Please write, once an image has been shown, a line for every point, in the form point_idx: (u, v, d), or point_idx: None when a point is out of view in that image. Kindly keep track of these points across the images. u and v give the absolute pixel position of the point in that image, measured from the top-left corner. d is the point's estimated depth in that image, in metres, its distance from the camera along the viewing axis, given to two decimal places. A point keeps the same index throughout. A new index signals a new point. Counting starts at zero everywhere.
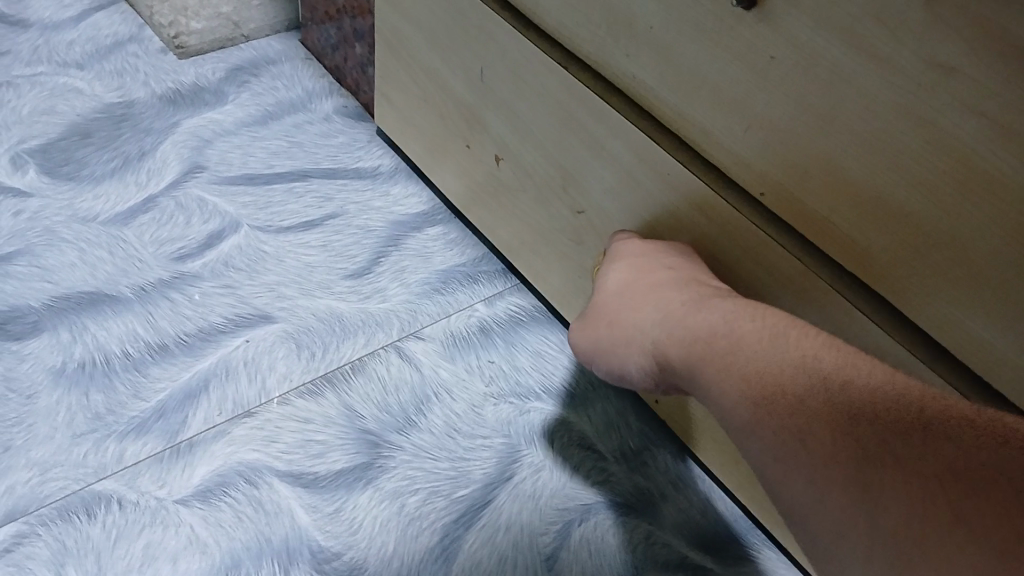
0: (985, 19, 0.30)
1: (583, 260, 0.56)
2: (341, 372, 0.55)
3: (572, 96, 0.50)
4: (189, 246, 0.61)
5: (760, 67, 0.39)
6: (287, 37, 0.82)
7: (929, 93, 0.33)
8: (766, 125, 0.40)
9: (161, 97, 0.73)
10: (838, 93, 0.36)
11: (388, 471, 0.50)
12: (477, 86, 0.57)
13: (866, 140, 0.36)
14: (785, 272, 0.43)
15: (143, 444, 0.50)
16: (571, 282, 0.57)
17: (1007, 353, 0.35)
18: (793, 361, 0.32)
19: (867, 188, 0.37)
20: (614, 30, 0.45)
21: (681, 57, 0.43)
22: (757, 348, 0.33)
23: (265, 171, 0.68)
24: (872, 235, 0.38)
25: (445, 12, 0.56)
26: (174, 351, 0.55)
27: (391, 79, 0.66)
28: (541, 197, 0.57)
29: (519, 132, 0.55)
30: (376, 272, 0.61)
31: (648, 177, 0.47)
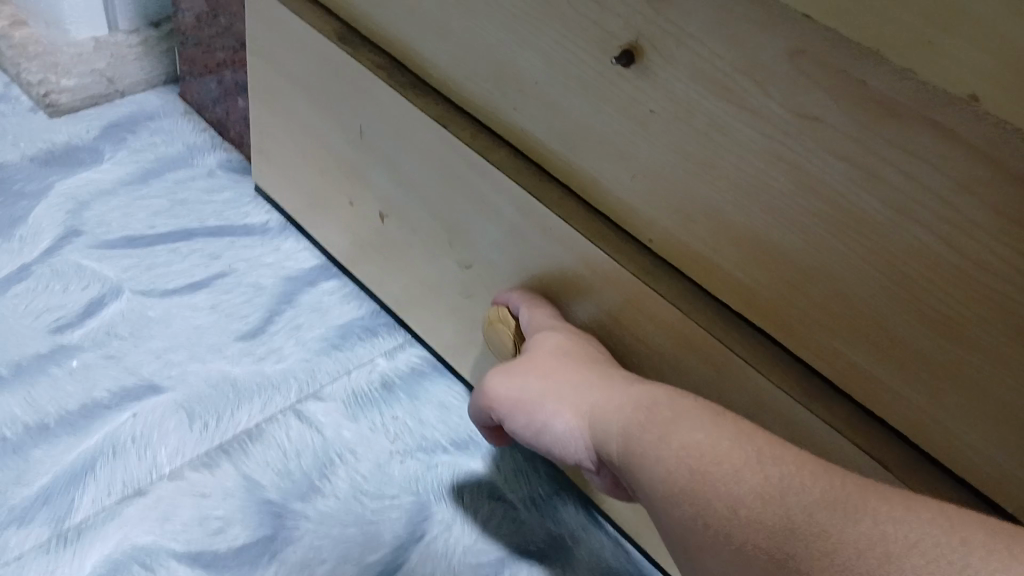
0: (844, 73, 0.31)
1: (473, 313, 0.56)
2: (237, 440, 0.53)
3: (451, 153, 0.50)
4: (67, 316, 0.58)
5: (642, 120, 0.40)
6: (165, 90, 0.80)
7: (797, 143, 0.34)
8: (651, 174, 0.41)
9: (31, 159, 0.70)
10: (716, 145, 0.37)
11: (293, 541, 0.49)
12: (356, 143, 0.57)
13: (744, 188, 0.37)
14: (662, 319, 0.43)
15: (27, 534, 0.47)
16: (461, 333, 0.57)
17: (886, 382, 0.37)
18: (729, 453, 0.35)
19: (747, 232, 0.38)
20: (502, 86, 0.46)
21: (566, 111, 0.43)
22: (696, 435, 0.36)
23: (148, 232, 0.65)
24: (755, 276, 0.39)
25: (321, 70, 0.56)
26: (56, 430, 0.52)
27: (269, 136, 0.65)
28: (427, 252, 0.57)
29: (401, 188, 0.55)
30: (271, 331, 0.60)
31: (531, 233, 0.48)
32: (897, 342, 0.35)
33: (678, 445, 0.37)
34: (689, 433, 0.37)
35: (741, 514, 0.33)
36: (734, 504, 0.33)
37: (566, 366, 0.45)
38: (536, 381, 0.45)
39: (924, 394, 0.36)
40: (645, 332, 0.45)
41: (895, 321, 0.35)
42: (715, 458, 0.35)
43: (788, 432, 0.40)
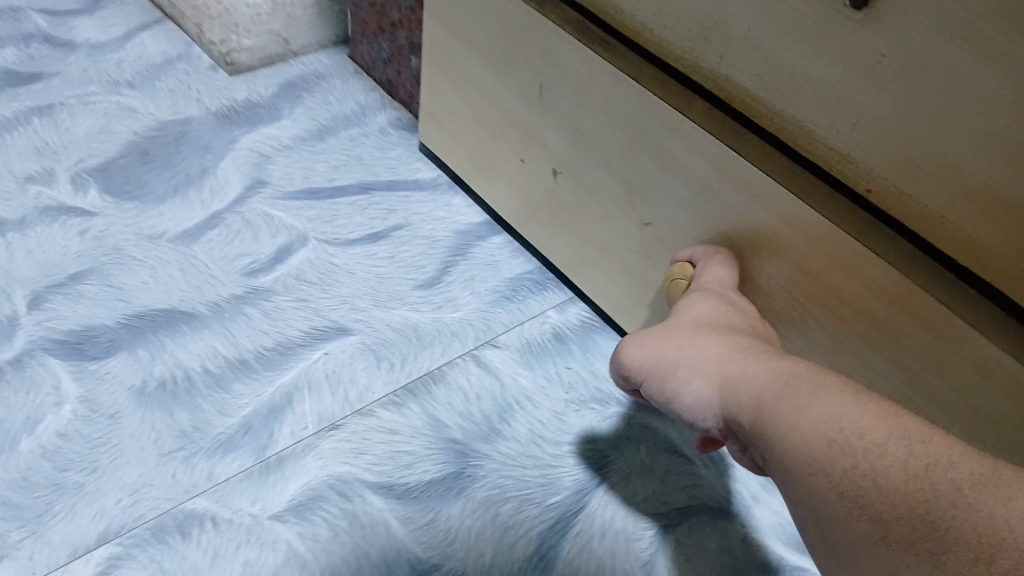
0: None
1: (649, 274, 0.55)
2: (422, 382, 0.55)
3: (640, 107, 0.49)
4: (260, 261, 0.61)
5: (868, 66, 0.39)
6: (335, 52, 0.83)
7: None
8: (873, 124, 0.40)
9: (216, 114, 0.74)
10: (955, 92, 0.36)
11: (478, 479, 0.50)
12: (534, 101, 0.57)
13: (986, 137, 0.36)
14: (869, 278, 0.42)
15: (233, 460, 0.50)
16: (632, 294, 0.57)
17: None
18: (869, 418, 0.32)
19: (984, 184, 0.37)
20: (705, 35, 0.45)
21: (777, 59, 0.42)
22: (834, 396, 0.33)
23: (327, 185, 0.68)
24: (989, 232, 0.38)
25: (501, 25, 0.56)
26: (254, 366, 0.55)
27: (441, 96, 0.66)
28: (603, 213, 0.56)
29: (579, 146, 0.55)
30: (446, 282, 0.61)
31: (723, 188, 0.47)
32: None
33: (809, 404, 0.34)
34: (831, 405, 0.33)
35: (879, 484, 0.30)
36: (868, 469, 0.30)
37: (703, 335, 0.43)
38: (663, 344, 0.44)
39: None
40: (848, 287, 0.43)
41: None
42: (856, 429, 0.32)
43: (1003, 397, 0.39)
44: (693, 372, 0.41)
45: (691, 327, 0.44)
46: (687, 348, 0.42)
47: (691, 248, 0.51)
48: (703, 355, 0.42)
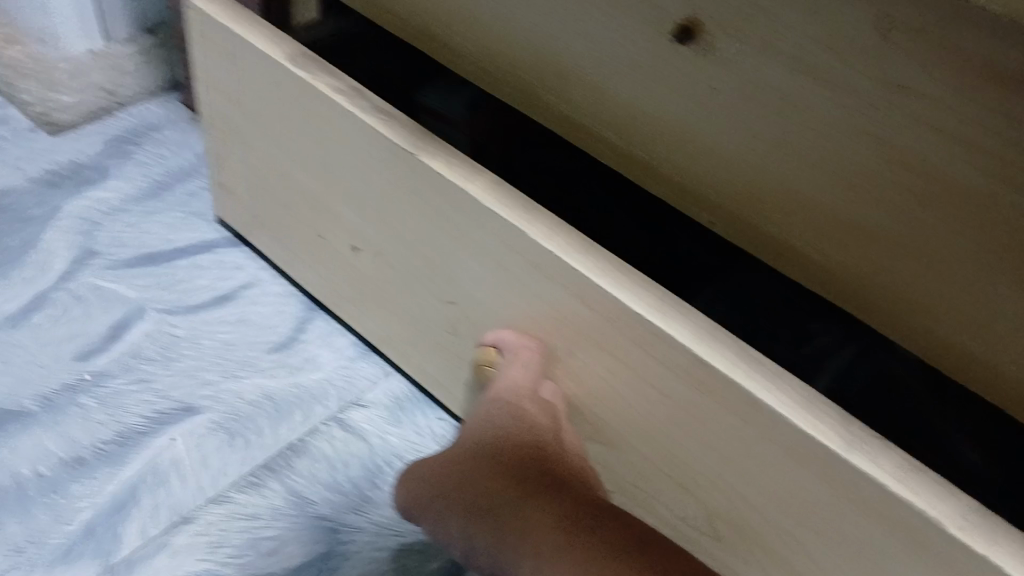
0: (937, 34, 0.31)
1: (461, 352, 0.49)
2: (281, 457, 0.51)
3: (410, 173, 0.42)
4: (92, 343, 0.56)
5: (704, 102, 0.41)
6: (167, 99, 0.78)
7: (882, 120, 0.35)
8: (712, 157, 0.42)
9: (37, 179, 0.67)
10: (790, 121, 0.38)
11: (350, 557, 0.47)
12: (312, 171, 0.49)
13: (816, 166, 0.38)
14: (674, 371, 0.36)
15: (74, 574, 0.45)
16: (454, 373, 0.51)
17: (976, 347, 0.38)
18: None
19: (823, 208, 0.39)
20: (546, 75, 0.47)
21: (620, 97, 0.44)
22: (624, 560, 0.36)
23: (165, 248, 0.63)
24: (830, 252, 0.40)
25: (260, 79, 0.47)
26: (93, 463, 0.50)
27: (223, 160, 0.57)
28: (408, 287, 0.49)
29: (367, 217, 0.48)
30: (303, 341, 0.58)
31: (518, 267, 0.40)
32: (987, 305, 0.37)
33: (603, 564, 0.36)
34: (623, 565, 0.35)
35: None
36: None
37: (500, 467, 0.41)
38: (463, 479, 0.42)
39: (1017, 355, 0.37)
40: (666, 376, 0.37)
41: (989, 286, 0.36)
42: None
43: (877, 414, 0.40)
44: (537, 554, 0.37)
45: (484, 479, 0.41)
46: (515, 527, 0.38)
47: (495, 329, 0.45)
48: (503, 500, 0.40)
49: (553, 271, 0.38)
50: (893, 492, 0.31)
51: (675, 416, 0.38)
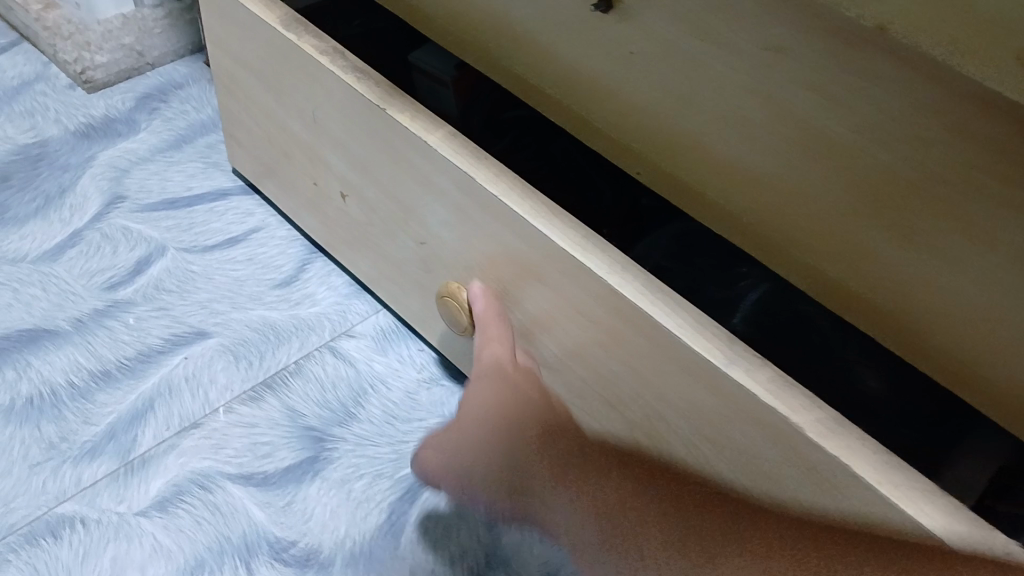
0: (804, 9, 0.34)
1: (433, 289, 0.56)
2: (279, 376, 0.58)
3: (392, 131, 0.50)
4: (119, 275, 0.64)
5: (626, 61, 0.43)
6: (191, 60, 0.85)
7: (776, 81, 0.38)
8: (637, 111, 0.45)
9: (74, 132, 0.75)
10: (694, 81, 0.41)
11: (333, 461, 0.54)
12: (311, 124, 0.57)
13: (724, 116, 0.41)
14: (592, 298, 0.43)
15: (98, 466, 0.53)
16: (426, 308, 0.58)
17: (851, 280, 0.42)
18: None
19: (727, 158, 0.43)
20: (496, 35, 0.50)
21: (558, 57, 0.47)
22: None
23: (184, 194, 0.71)
24: (732, 198, 0.44)
25: (273, 50, 0.55)
26: (117, 375, 0.57)
27: (235, 119, 0.66)
28: (386, 229, 0.56)
29: (354, 167, 0.55)
30: (303, 279, 0.65)
31: (474, 209, 0.48)
32: (854, 247, 0.40)
33: None
34: None
35: None
36: None
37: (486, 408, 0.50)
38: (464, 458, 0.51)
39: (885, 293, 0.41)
40: (584, 301, 0.44)
41: (856, 225, 0.39)
42: None
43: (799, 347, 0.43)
44: None
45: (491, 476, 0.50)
46: None
47: (456, 267, 0.52)
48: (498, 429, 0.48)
49: (500, 211, 0.46)
50: (762, 400, 0.37)
51: (601, 340, 0.45)
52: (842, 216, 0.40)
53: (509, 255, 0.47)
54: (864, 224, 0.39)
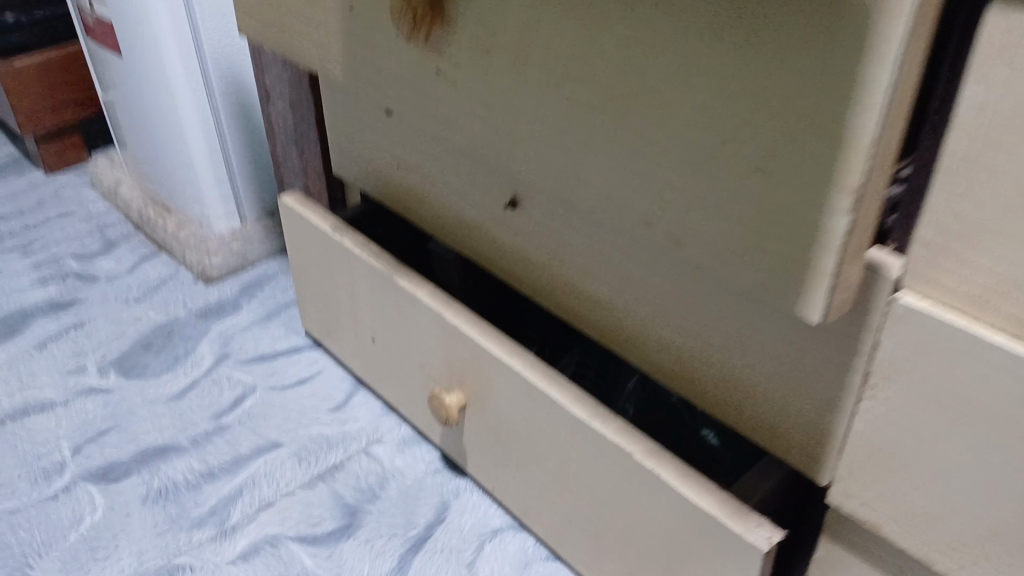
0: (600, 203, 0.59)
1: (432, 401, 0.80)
2: (329, 471, 0.82)
3: (396, 291, 0.75)
4: (222, 407, 0.90)
5: (526, 236, 0.68)
6: (279, 257, 1.15)
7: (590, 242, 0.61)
8: (536, 266, 0.69)
9: (196, 313, 1.04)
10: (558, 245, 0.65)
11: (362, 526, 0.76)
12: (350, 293, 0.84)
13: (575, 263, 0.64)
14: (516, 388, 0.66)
15: (202, 532, 0.76)
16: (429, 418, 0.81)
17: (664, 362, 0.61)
18: None
19: (584, 289, 0.65)
20: (459, 226, 0.76)
21: (494, 238, 0.72)
22: None
23: (270, 350, 0.98)
24: (596, 314, 0.65)
25: (326, 246, 0.83)
26: (217, 473, 0.82)
27: (304, 294, 0.93)
28: (400, 361, 0.81)
29: (378, 319, 0.81)
30: (350, 405, 0.90)
31: (448, 338, 0.72)
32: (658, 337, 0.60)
33: None
34: None
35: None
36: None
37: None
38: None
39: (684, 367, 0.60)
40: (513, 391, 0.67)
41: (654, 325, 0.60)
42: None
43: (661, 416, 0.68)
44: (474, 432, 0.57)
45: None
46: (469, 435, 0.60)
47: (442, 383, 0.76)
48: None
49: (461, 337, 0.70)
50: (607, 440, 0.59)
51: (526, 418, 0.67)
52: (647, 319, 0.60)
53: (469, 367, 0.71)
54: (658, 322, 0.60)
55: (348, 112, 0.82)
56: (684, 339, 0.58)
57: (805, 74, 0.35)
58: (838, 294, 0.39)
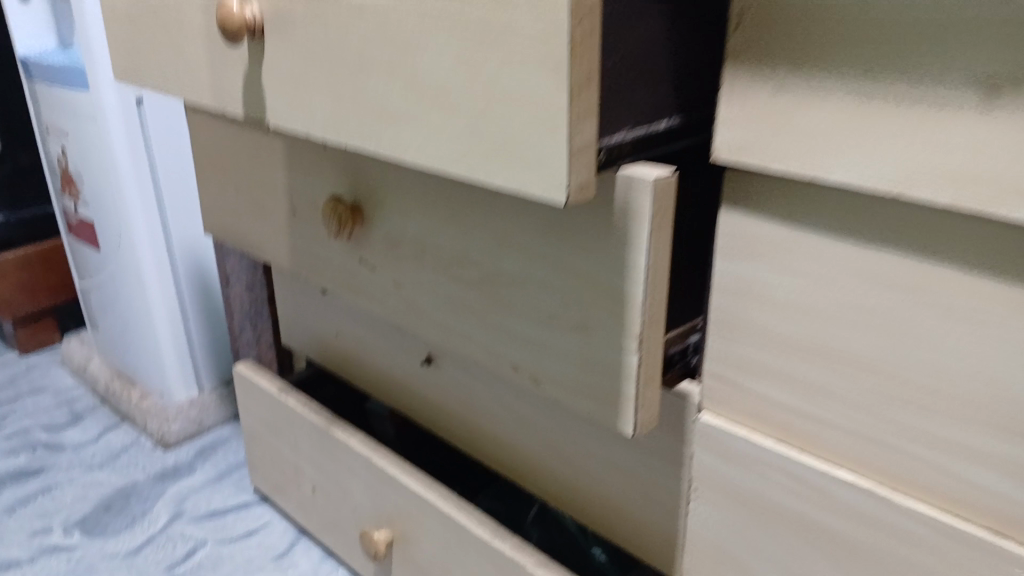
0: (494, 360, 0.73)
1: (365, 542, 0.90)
2: None
3: (334, 443, 0.88)
4: (175, 559, 0.99)
5: (441, 390, 0.82)
6: (233, 423, 1.27)
7: (490, 391, 0.75)
8: (449, 415, 0.82)
9: (154, 476, 1.14)
10: (465, 396, 0.79)
11: None
12: (294, 448, 0.96)
13: (480, 411, 0.78)
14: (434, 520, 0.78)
15: None
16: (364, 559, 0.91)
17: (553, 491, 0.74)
18: None
19: (488, 432, 0.78)
20: (386, 386, 0.90)
21: (415, 394, 0.86)
22: None
23: (221, 507, 1.08)
24: (498, 454, 0.78)
25: (274, 407, 0.96)
26: None
27: (254, 453, 1.05)
28: (338, 507, 0.92)
29: (318, 470, 0.93)
30: (292, 553, 0.99)
31: (377, 481, 0.84)
32: (547, 469, 0.74)
33: None
34: None
35: None
36: None
37: None
38: None
39: (569, 493, 0.73)
40: (431, 522, 0.79)
41: (543, 459, 0.74)
42: None
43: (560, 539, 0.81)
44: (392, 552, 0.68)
45: None
46: None
47: (373, 523, 0.87)
48: None
49: (387, 479, 0.82)
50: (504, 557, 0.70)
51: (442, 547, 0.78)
52: (538, 455, 0.74)
53: (395, 506, 0.83)
54: (546, 455, 0.73)
55: (296, 291, 0.97)
56: (566, 468, 0.72)
57: (599, 260, 0.51)
58: (642, 414, 0.53)
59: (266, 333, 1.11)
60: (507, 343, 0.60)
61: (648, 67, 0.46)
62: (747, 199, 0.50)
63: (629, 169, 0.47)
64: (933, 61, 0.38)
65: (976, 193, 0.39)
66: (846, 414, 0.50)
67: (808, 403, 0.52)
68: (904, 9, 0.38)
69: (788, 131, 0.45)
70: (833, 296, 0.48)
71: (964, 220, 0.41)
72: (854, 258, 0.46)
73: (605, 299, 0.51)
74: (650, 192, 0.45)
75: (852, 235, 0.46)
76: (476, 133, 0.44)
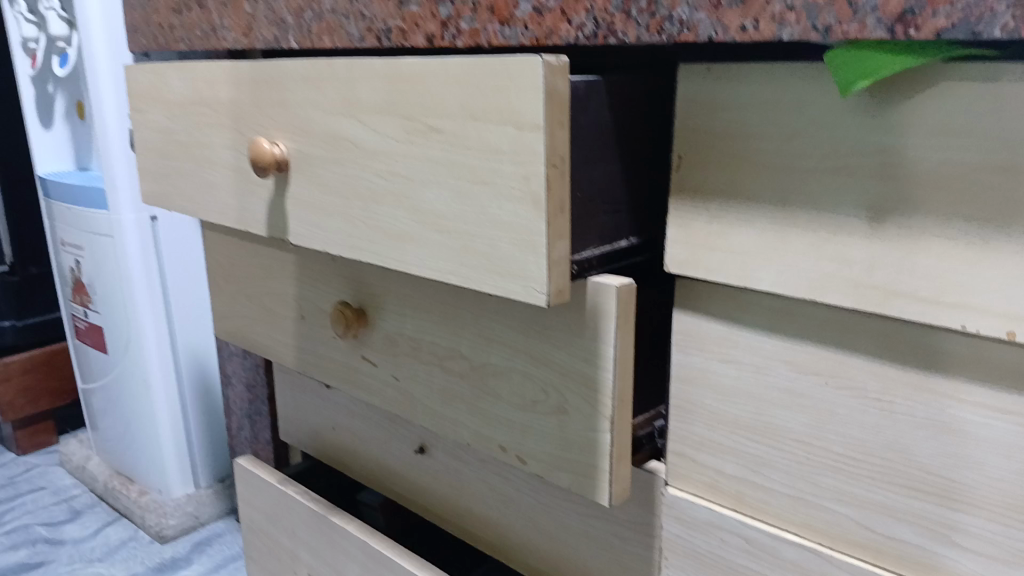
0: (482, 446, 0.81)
1: None
2: None
3: (332, 528, 0.95)
4: None
5: (432, 475, 0.89)
6: (227, 517, 1.32)
7: (480, 474, 0.83)
8: (440, 500, 0.90)
9: (152, 568, 1.19)
10: (456, 480, 0.87)
11: None
12: (292, 536, 1.02)
13: (469, 493, 0.86)
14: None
15: None
16: None
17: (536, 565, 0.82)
18: None
19: (476, 513, 0.86)
20: (380, 474, 0.97)
21: (407, 481, 0.93)
22: None
23: None
24: (486, 534, 0.86)
25: (274, 496, 1.02)
26: None
27: (252, 543, 1.10)
28: None
29: (316, 556, 0.99)
30: None
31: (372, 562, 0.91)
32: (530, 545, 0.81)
33: None
34: None
35: None
36: None
37: None
38: None
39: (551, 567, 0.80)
40: None
41: (527, 536, 0.81)
42: None
43: None
44: None
45: None
46: None
47: None
48: None
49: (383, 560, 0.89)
50: None
51: None
52: (523, 532, 0.82)
53: None
54: (530, 532, 0.81)
55: (296, 387, 1.06)
56: (549, 543, 0.79)
57: (574, 355, 0.60)
58: (617, 483, 0.61)
59: (264, 428, 1.19)
60: (495, 428, 0.69)
61: (609, 198, 0.57)
62: (694, 303, 0.60)
63: (594, 277, 0.57)
64: (832, 198, 0.49)
65: (872, 297, 0.49)
66: (784, 482, 0.59)
67: (754, 473, 0.61)
68: (805, 156, 0.50)
69: (724, 249, 0.55)
70: (767, 382, 0.58)
71: (866, 318, 0.52)
72: (783, 351, 0.56)
73: (579, 386, 0.61)
74: (615, 297, 0.55)
75: (777, 331, 0.56)
76: (466, 250, 0.53)
